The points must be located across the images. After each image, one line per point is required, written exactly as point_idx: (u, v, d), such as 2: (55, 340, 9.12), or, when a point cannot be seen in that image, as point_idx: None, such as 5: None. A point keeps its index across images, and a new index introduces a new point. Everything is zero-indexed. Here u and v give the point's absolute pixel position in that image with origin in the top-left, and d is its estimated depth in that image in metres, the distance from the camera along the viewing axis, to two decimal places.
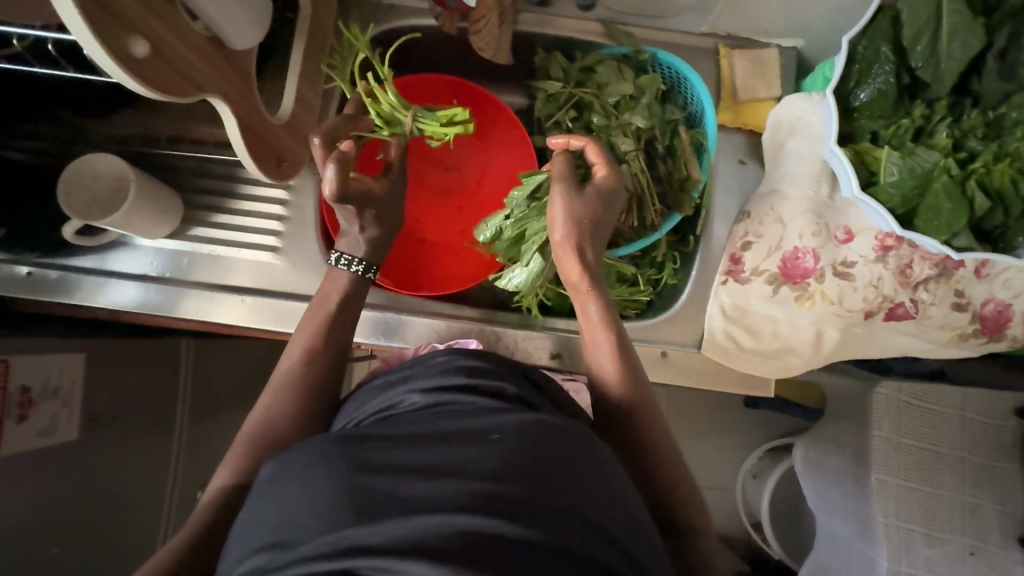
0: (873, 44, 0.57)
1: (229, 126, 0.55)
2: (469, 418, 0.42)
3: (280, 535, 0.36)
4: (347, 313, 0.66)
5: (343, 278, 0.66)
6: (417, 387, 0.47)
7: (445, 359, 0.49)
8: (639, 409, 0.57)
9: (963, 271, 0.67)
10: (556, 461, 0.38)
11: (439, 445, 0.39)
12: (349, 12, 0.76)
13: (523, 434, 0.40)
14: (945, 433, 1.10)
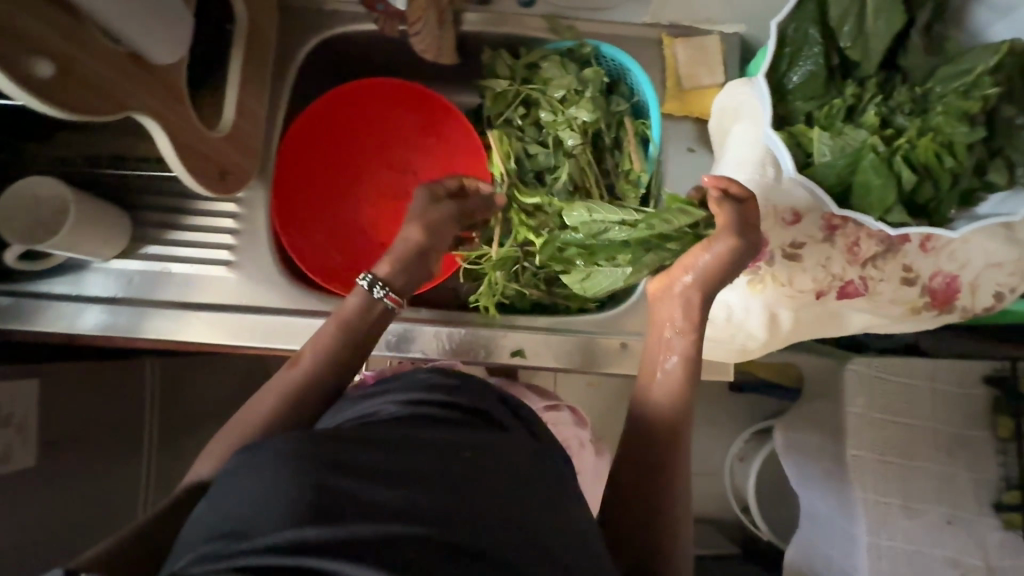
0: (801, 27, 0.58)
1: (162, 143, 0.54)
2: (440, 434, 0.41)
3: (238, 525, 0.34)
4: (364, 338, 0.63)
5: (376, 309, 0.63)
6: (394, 398, 0.46)
7: (428, 374, 0.49)
8: (676, 435, 0.58)
9: (909, 246, 0.68)
10: (521, 494, 0.39)
11: (409, 453, 0.39)
12: (289, 21, 0.76)
13: (495, 463, 0.40)
14: (917, 406, 1.11)
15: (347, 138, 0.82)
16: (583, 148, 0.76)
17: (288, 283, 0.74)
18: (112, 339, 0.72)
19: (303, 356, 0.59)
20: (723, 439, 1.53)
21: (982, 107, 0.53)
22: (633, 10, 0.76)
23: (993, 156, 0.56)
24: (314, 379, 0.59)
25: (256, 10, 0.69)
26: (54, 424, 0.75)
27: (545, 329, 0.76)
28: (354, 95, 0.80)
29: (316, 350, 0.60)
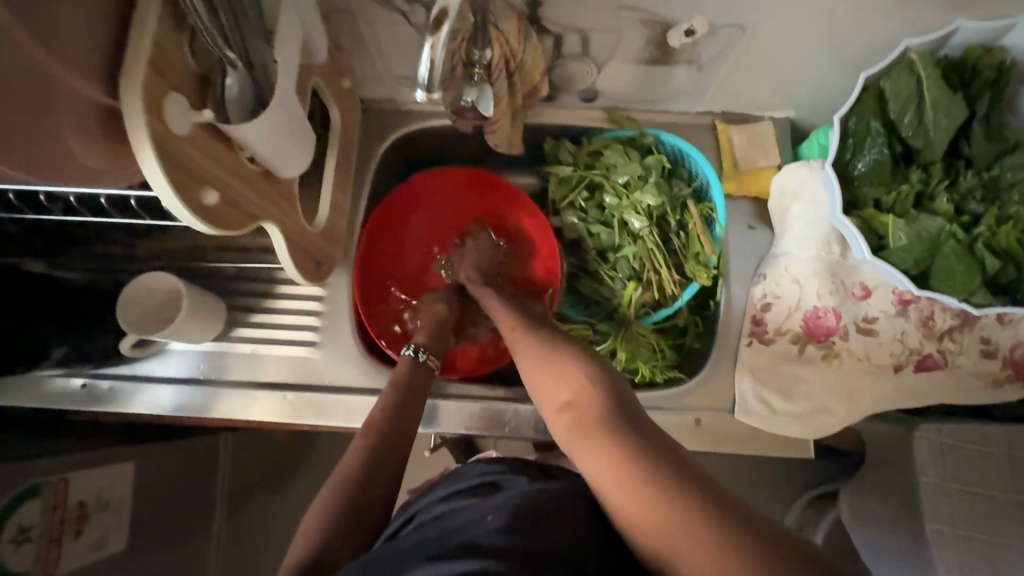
0: (863, 119, 0.62)
1: (276, 240, 0.60)
2: (470, 509, 0.45)
3: None
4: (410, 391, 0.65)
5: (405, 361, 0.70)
6: (434, 496, 0.51)
7: (463, 470, 0.53)
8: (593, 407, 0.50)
9: (985, 319, 0.68)
10: (547, 531, 0.41)
11: (444, 535, 0.43)
12: (373, 122, 0.84)
13: (520, 509, 0.43)
14: (994, 475, 1.06)
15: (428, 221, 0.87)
16: (650, 230, 0.80)
17: (367, 364, 0.77)
18: (196, 418, 0.75)
19: (375, 419, 0.60)
20: (782, 507, 1.47)
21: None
22: (690, 101, 0.80)
23: None
24: (396, 420, 0.60)
25: (348, 116, 0.76)
26: (138, 505, 0.77)
27: None
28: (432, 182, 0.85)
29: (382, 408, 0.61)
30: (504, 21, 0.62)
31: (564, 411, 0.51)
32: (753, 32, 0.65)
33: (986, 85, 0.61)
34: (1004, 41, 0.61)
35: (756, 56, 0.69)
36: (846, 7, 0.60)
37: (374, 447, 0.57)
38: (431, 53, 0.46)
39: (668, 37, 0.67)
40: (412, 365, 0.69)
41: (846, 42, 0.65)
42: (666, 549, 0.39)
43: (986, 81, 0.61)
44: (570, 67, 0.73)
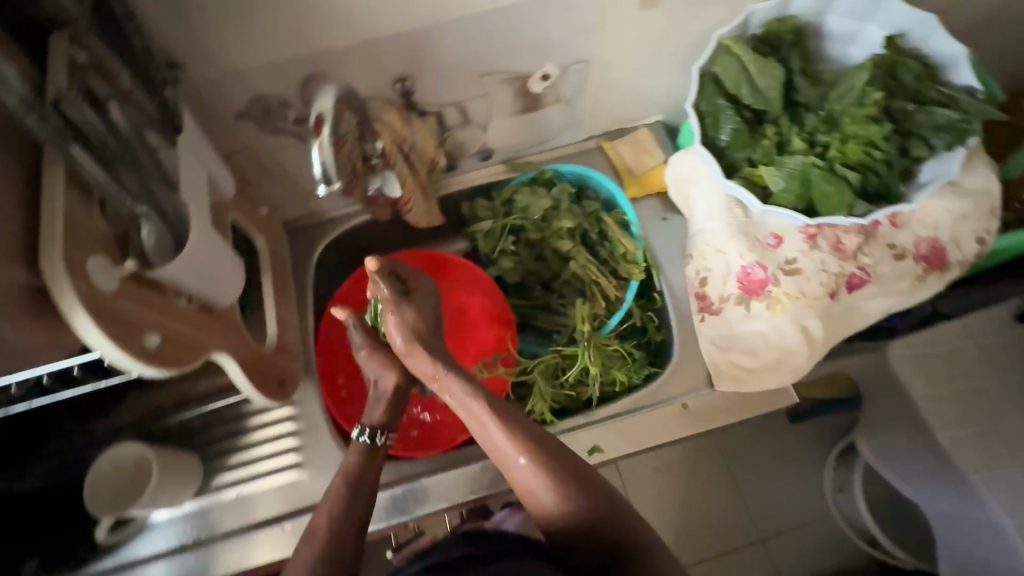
0: (710, 101, 0.72)
1: (233, 370, 0.61)
2: None
3: None
4: (364, 483, 0.63)
5: (354, 452, 0.65)
6: None
7: None
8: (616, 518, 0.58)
9: (882, 228, 0.76)
10: None
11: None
12: (301, 239, 0.89)
13: None
14: (973, 366, 1.12)
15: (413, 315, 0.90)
16: (577, 249, 0.86)
17: None
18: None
19: (320, 521, 0.57)
20: (813, 474, 1.47)
21: (876, 109, 0.64)
22: (572, 132, 0.89)
23: (909, 137, 0.66)
24: (343, 522, 0.58)
25: (275, 240, 0.81)
26: None
27: (608, 419, 0.77)
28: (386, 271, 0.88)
29: (330, 511, 0.59)
30: (384, 114, 0.69)
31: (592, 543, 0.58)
32: (596, 62, 0.76)
33: (789, 46, 0.73)
34: (790, 9, 0.73)
35: (609, 79, 0.80)
36: (659, 20, 0.72)
37: (319, 552, 0.54)
38: (320, 154, 0.52)
39: (529, 86, 0.76)
40: (363, 453, 0.65)
41: (673, 47, 0.77)
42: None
43: (787, 44, 0.73)
44: (458, 136, 0.82)
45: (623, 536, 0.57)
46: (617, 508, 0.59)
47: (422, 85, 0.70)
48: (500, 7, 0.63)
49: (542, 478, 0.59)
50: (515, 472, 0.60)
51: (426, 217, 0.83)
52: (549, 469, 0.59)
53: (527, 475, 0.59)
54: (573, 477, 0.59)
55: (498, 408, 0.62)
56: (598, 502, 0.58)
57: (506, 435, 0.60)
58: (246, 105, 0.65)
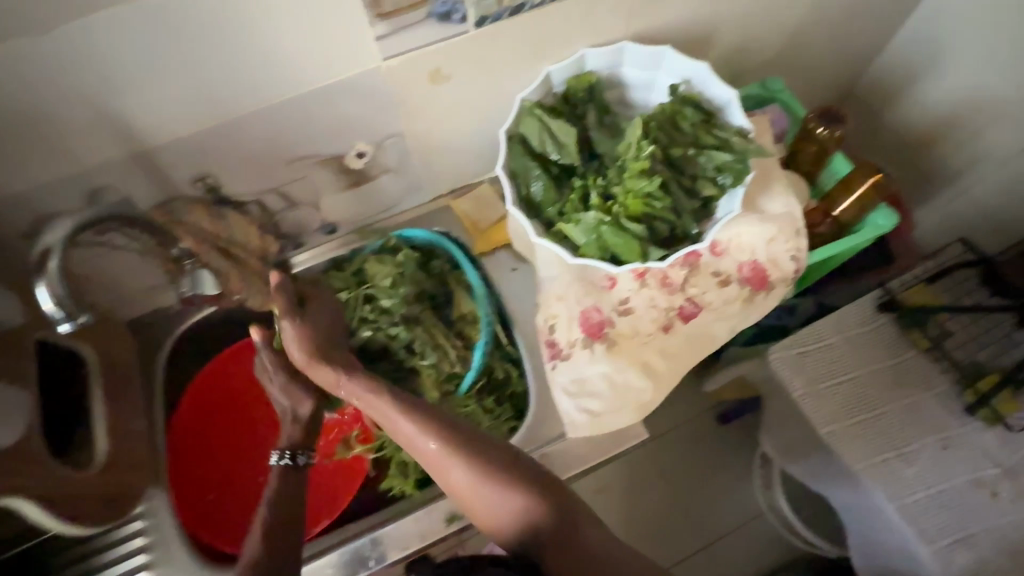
0: (519, 161, 0.75)
1: (25, 506, 0.58)
2: None
3: None
4: (288, 495, 0.65)
5: (274, 471, 0.67)
6: None
7: None
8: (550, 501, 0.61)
9: (704, 258, 0.80)
10: None
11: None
12: (148, 338, 0.86)
13: None
14: (846, 359, 1.18)
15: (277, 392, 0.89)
16: (425, 314, 0.88)
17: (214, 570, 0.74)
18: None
19: (253, 542, 0.59)
20: (742, 477, 1.49)
21: (653, 160, 0.67)
22: (415, 197, 0.91)
23: (696, 180, 0.71)
24: (284, 528, 0.61)
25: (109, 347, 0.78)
26: None
27: None
28: (236, 357, 0.87)
29: (264, 528, 0.60)
30: (189, 215, 0.69)
31: (530, 531, 0.60)
32: (409, 134, 0.77)
33: (585, 101, 0.77)
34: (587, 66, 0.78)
35: (431, 146, 0.82)
36: (457, 90, 0.73)
37: (264, 557, 0.57)
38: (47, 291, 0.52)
39: (347, 164, 0.77)
40: (284, 474, 0.67)
41: (485, 110, 0.80)
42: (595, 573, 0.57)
43: (583, 100, 0.77)
44: (290, 218, 0.81)
45: (557, 511, 0.60)
46: (541, 478, 0.62)
47: (226, 180, 0.70)
48: (279, 103, 0.64)
49: (461, 466, 0.61)
50: (436, 467, 0.62)
51: (268, 302, 0.82)
52: (475, 459, 0.61)
53: (448, 466, 0.61)
54: (499, 464, 0.61)
55: (415, 407, 0.64)
56: (532, 486, 0.61)
57: (419, 431, 0.62)
58: (33, 225, 0.64)
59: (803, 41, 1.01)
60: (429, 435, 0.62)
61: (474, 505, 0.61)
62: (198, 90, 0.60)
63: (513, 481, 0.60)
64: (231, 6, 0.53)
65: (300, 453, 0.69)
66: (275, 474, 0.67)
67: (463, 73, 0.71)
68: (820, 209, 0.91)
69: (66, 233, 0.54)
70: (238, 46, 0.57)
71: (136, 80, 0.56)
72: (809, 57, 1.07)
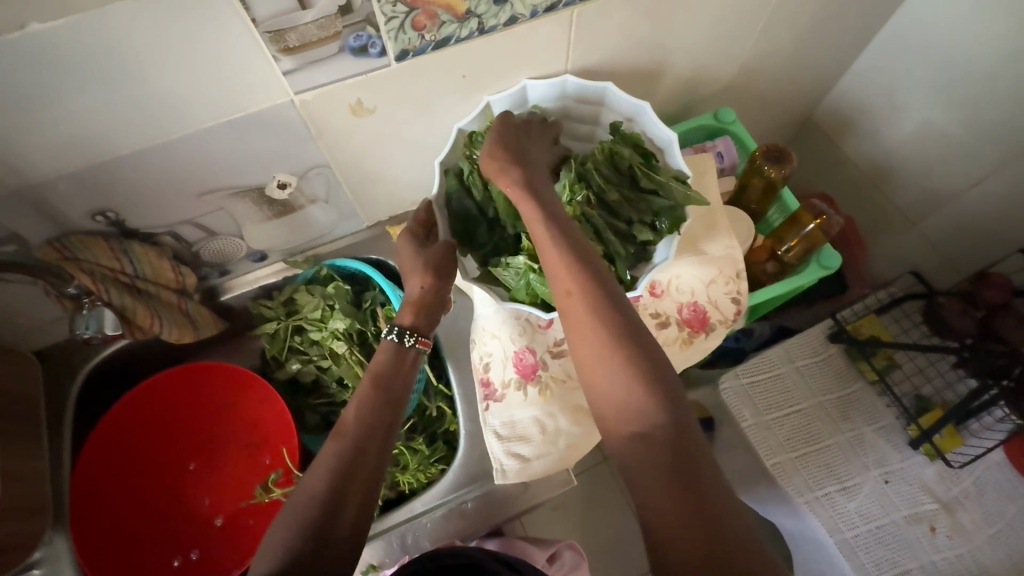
0: (457, 197, 0.74)
1: None
2: None
3: None
4: (396, 381, 0.64)
5: (389, 347, 0.66)
6: None
7: None
8: (666, 403, 0.49)
9: (643, 299, 0.79)
10: None
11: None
12: (58, 368, 0.81)
13: None
14: (793, 389, 1.19)
15: (211, 417, 0.84)
16: (353, 350, 0.83)
17: None
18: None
19: (345, 422, 0.58)
20: None
21: (584, 210, 0.66)
22: (351, 223, 0.87)
23: (632, 224, 0.69)
24: (370, 424, 0.58)
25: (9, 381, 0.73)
26: None
27: (393, 527, 0.76)
28: (158, 389, 0.81)
29: (357, 409, 0.59)
30: (87, 251, 0.65)
31: (661, 432, 0.48)
32: (336, 164, 0.74)
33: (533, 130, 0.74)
34: (529, 99, 0.76)
35: (362, 176, 0.78)
36: (386, 122, 0.70)
37: (345, 451, 0.56)
38: None
39: (270, 195, 0.73)
40: (394, 352, 0.66)
41: (420, 142, 0.77)
42: (704, 513, 0.44)
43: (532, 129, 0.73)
44: (213, 247, 0.77)
45: (673, 417, 0.48)
46: (666, 375, 0.50)
47: (130, 212, 0.66)
48: (185, 138, 0.60)
49: (595, 319, 0.52)
50: (576, 316, 0.53)
51: (189, 334, 0.77)
52: (602, 309, 0.52)
53: (581, 317, 0.53)
54: (625, 333, 0.51)
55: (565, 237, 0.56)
56: (655, 381, 0.49)
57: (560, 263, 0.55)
58: None
59: (754, 73, 0.99)
60: (561, 259, 0.55)
61: (593, 374, 0.51)
62: (87, 126, 0.55)
63: (636, 360, 0.50)
64: (118, 47, 0.49)
65: (407, 333, 0.67)
66: (383, 347, 0.66)
67: (390, 105, 0.68)
68: (767, 248, 0.90)
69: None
70: (130, 83, 0.53)
71: (11, 117, 0.51)
72: (762, 87, 1.05)
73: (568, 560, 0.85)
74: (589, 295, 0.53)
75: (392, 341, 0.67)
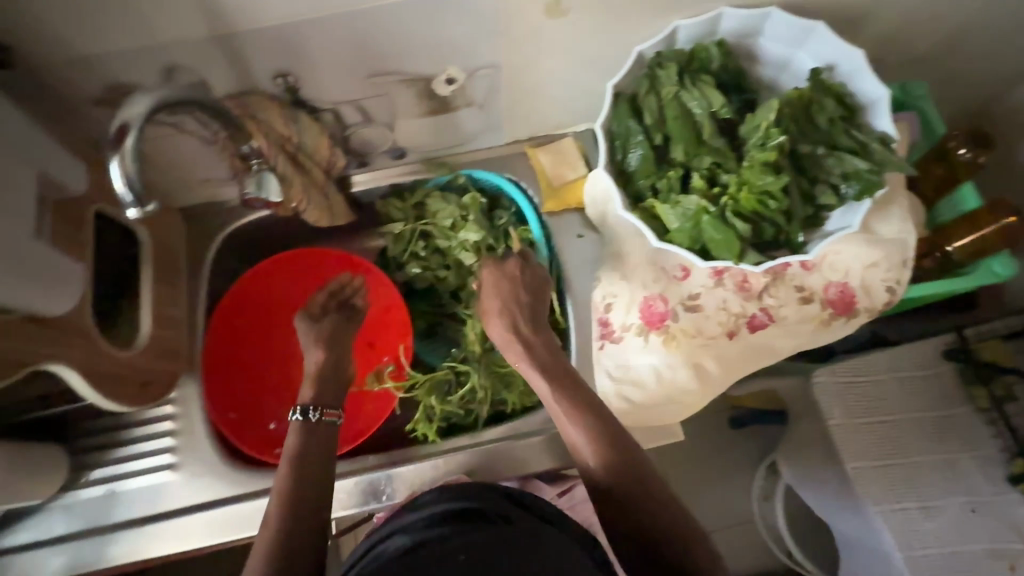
0: (621, 122, 0.68)
1: (74, 380, 0.58)
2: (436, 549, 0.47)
3: None
4: (306, 458, 0.63)
5: (295, 431, 0.66)
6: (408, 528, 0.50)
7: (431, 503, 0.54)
8: (633, 485, 0.60)
9: (791, 269, 0.73)
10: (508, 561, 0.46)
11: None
12: (200, 227, 0.84)
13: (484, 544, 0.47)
14: (888, 398, 1.13)
15: None
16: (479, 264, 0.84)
17: (234, 471, 0.75)
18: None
19: (271, 510, 0.58)
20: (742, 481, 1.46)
21: (780, 154, 0.59)
22: (492, 136, 0.84)
23: (816, 183, 0.63)
24: (293, 510, 0.58)
25: (162, 229, 0.76)
26: None
27: (491, 441, 0.77)
28: (291, 266, 0.85)
29: (278, 494, 0.59)
30: (263, 112, 0.65)
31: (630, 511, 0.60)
32: (506, 67, 0.70)
33: (723, 65, 0.67)
34: (720, 30, 0.68)
35: (524, 85, 0.74)
36: (573, 29, 0.65)
37: (278, 538, 0.55)
38: (120, 170, 0.45)
39: (434, 89, 0.71)
40: (303, 430, 0.66)
41: (594, 58, 0.72)
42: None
43: (722, 64, 0.67)
44: (363, 134, 0.77)
45: (642, 496, 0.60)
46: (631, 459, 0.62)
47: (306, 80, 0.65)
48: (382, 9, 0.58)
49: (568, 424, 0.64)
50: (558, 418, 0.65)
51: (326, 218, 0.78)
52: (589, 424, 0.63)
53: (581, 447, 0.63)
54: (602, 434, 0.63)
55: (538, 357, 0.70)
56: (622, 468, 0.61)
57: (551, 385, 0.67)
58: (102, 93, 0.60)
59: (965, 47, 0.87)
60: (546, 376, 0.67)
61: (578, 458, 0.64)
62: None
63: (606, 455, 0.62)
64: None
65: (310, 409, 0.68)
66: (299, 430, 0.66)
67: (585, 11, 0.63)
68: (928, 241, 0.83)
69: (148, 110, 0.46)
70: None
71: None
72: (965, 66, 0.92)
73: (579, 494, 0.77)
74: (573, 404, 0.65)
75: (303, 421, 0.67)
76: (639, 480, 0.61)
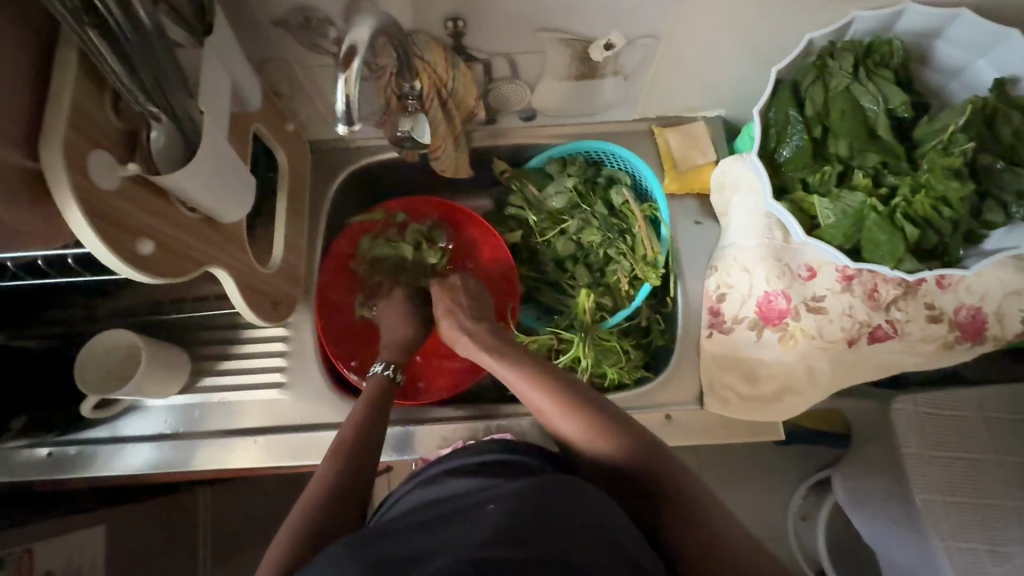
0: (781, 109, 0.67)
1: (230, 289, 0.61)
2: (474, 495, 0.43)
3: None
4: (378, 412, 0.66)
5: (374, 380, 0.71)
6: (442, 470, 0.49)
7: (477, 448, 0.50)
8: (649, 462, 0.55)
9: (925, 286, 0.71)
10: (555, 518, 0.39)
11: (439, 528, 0.40)
12: (323, 161, 0.86)
13: (527, 495, 0.41)
14: (973, 437, 0.99)
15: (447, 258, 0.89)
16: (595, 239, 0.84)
17: (337, 398, 0.78)
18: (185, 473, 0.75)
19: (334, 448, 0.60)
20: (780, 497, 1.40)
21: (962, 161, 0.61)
22: (623, 110, 0.84)
23: (984, 198, 0.63)
24: (355, 452, 0.60)
25: (296, 157, 0.78)
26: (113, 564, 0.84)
27: None
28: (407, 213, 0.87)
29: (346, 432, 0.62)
30: (428, 53, 0.66)
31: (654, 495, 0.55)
32: (667, 40, 0.69)
33: (899, 66, 0.66)
34: (897, 26, 0.66)
35: (677, 60, 0.73)
36: (750, 8, 0.64)
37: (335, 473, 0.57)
38: (344, 89, 0.48)
39: (590, 52, 0.70)
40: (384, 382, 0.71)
41: (757, 42, 0.70)
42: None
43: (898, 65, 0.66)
44: (503, 90, 0.77)
45: (657, 471, 0.55)
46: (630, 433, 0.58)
47: (473, 28, 0.65)
48: None
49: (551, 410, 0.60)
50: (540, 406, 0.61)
51: (452, 168, 0.79)
52: (573, 403, 0.59)
53: (574, 430, 0.58)
54: (591, 412, 0.58)
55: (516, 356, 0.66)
56: (624, 441, 0.56)
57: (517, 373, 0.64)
58: (283, 15, 0.61)
59: None
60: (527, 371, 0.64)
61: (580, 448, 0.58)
62: None
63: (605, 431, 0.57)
64: None
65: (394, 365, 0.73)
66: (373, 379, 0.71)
67: None
68: None
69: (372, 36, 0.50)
70: None
71: None
72: None
73: None
74: (549, 395, 0.60)
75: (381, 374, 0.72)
76: (644, 451, 0.56)
